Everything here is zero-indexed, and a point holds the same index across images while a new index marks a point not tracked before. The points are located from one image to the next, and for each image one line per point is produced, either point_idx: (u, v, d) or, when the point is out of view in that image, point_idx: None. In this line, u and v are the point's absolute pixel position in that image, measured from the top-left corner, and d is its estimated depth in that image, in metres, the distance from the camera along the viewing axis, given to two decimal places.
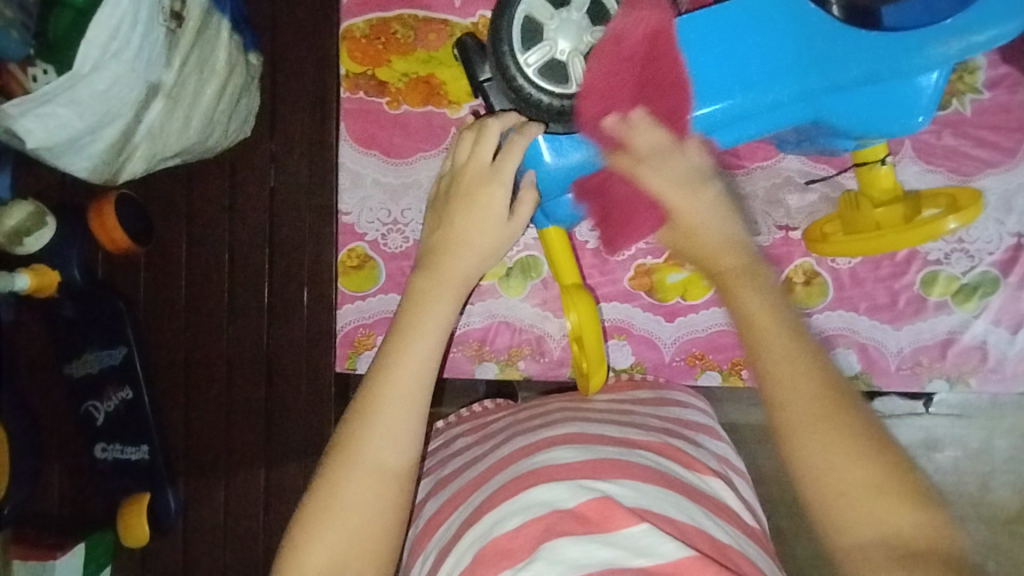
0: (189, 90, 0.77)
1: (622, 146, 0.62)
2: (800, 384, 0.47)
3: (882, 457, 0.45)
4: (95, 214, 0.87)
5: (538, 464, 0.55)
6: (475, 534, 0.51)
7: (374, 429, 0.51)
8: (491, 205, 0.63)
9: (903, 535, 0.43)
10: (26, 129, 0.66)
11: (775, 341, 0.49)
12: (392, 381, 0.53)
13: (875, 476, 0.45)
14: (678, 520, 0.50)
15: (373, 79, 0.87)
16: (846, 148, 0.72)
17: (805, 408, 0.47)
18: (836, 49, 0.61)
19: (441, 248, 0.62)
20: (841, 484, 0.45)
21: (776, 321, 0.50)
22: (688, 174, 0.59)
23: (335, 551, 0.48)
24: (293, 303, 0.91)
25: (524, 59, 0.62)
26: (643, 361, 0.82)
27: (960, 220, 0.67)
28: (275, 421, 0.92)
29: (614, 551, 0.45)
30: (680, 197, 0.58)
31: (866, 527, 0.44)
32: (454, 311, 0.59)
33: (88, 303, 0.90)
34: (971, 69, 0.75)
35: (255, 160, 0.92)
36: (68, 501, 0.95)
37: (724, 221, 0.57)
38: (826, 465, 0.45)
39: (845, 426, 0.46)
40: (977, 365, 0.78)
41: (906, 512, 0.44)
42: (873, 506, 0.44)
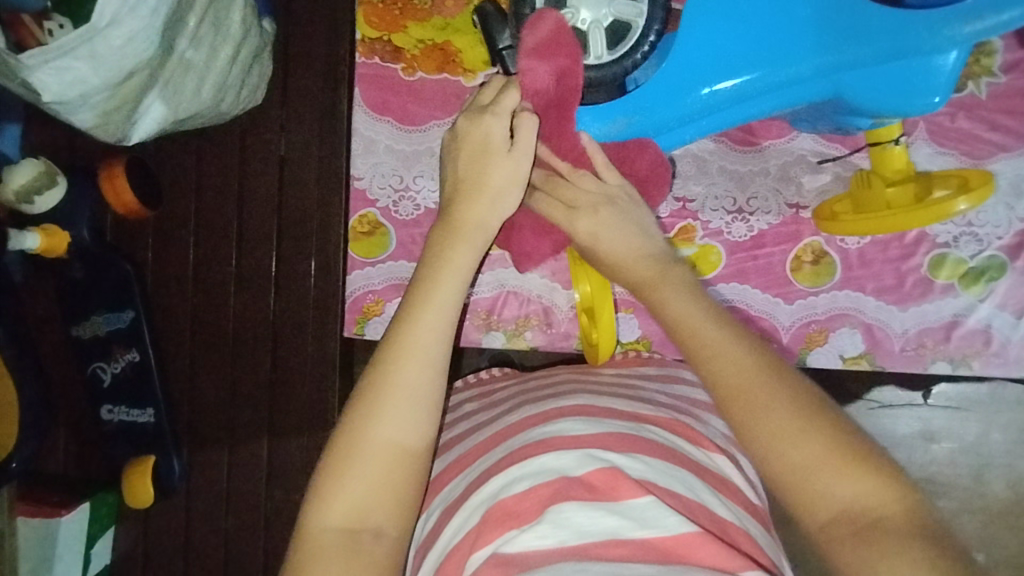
0: (202, 52, 0.77)
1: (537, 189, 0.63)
2: (739, 371, 0.49)
3: (825, 431, 0.45)
4: (106, 177, 0.87)
5: (543, 433, 0.54)
6: (481, 496, 0.52)
7: (395, 384, 0.51)
8: (489, 139, 0.59)
9: (865, 506, 0.43)
10: (41, 82, 0.66)
11: (711, 346, 0.50)
12: (409, 338, 0.53)
13: (824, 454, 0.45)
14: (685, 497, 0.50)
15: (389, 45, 0.87)
16: (860, 127, 0.71)
17: (747, 397, 0.48)
18: (852, 19, 0.61)
19: (456, 204, 0.60)
20: (791, 467, 0.45)
21: (705, 322, 0.52)
22: (594, 196, 0.61)
23: (356, 499, 0.49)
24: (300, 271, 0.92)
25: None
26: (649, 335, 0.83)
27: (971, 201, 0.68)
28: (280, 389, 0.93)
29: (619, 520, 0.46)
30: (580, 222, 0.61)
31: (824, 507, 0.44)
32: (473, 260, 0.58)
33: (97, 264, 0.90)
34: (988, 51, 0.75)
35: (267, 127, 0.91)
36: (74, 461, 0.96)
37: (630, 234, 0.60)
38: (769, 450, 0.46)
39: (789, 407, 0.47)
40: (980, 349, 0.78)
41: (864, 480, 0.44)
42: (833, 480, 0.44)
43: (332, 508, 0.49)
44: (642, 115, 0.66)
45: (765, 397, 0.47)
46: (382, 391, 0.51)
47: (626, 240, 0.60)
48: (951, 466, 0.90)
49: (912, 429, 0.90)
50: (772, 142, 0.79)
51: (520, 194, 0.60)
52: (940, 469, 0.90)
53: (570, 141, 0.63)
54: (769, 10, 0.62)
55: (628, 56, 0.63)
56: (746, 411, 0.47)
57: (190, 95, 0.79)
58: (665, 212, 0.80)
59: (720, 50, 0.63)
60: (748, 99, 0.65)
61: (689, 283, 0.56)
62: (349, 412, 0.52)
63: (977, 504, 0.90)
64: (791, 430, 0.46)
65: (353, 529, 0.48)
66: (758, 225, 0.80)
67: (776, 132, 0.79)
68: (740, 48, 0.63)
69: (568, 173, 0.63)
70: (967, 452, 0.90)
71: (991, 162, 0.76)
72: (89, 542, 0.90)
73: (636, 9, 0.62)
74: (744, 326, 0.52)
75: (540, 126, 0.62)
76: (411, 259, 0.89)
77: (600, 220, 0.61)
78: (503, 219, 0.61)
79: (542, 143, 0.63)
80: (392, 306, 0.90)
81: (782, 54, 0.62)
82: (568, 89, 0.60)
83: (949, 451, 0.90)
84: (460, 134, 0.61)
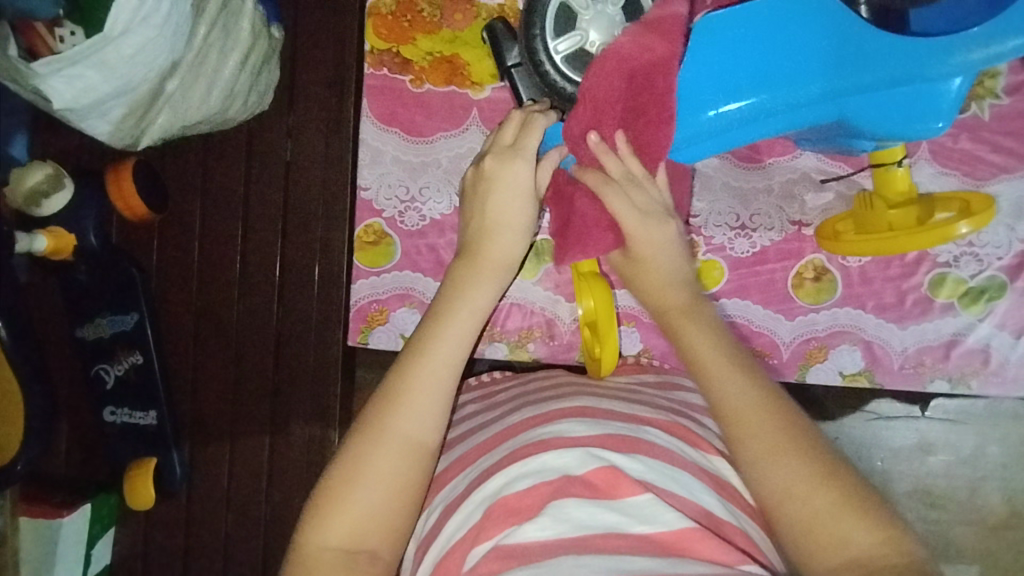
0: (212, 59, 0.77)
1: (598, 164, 0.63)
2: (752, 413, 0.54)
3: (830, 477, 0.49)
4: (113, 181, 0.87)
5: (543, 433, 0.55)
6: (484, 493, 0.52)
7: (407, 407, 0.53)
8: (516, 180, 0.64)
9: (861, 547, 0.46)
10: (52, 89, 0.67)
11: (721, 380, 0.56)
12: (421, 368, 0.54)
13: (828, 496, 0.48)
14: (681, 497, 0.51)
15: (397, 56, 0.88)
16: (864, 150, 0.73)
17: (757, 439, 0.52)
18: (862, 47, 0.60)
19: (479, 241, 0.64)
20: (798, 503, 0.49)
21: (729, 365, 0.57)
22: (652, 204, 0.65)
23: (358, 519, 0.50)
24: (305, 278, 0.92)
25: (555, 46, 0.65)
26: (651, 348, 0.84)
27: (971, 225, 0.68)
28: (281, 395, 0.94)
29: (617, 516, 0.47)
30: (635, 225, 0.64)
31: (829, 545, 0.47)
32: (493, 301, 0.61)
33: (102, 268, 0.90)
34: (992, 73, 0.76)
35: (273, 134, 0.92)
36: (76, 462, 0.96)
37: (674, 258, 0.66)
38: (783, 486, 0.50)
39: (802, 451, 0.51)
40: (979, 368, 0.79)
41: (861, 524, 0.47)
42: (834, 523, 0.47)
43: (332, 528, 0.49)
44: None
45: (786, 440, 0.52)
46: (395, 414, 0.53)
47: (671, 259, 0.66)
48: (948, 482, 0.91)
49: (910, 445, 0.90)
50: (776, 160, 0.80)
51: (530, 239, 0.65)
52: (936, 485, 0.91)
53: (643, 132, 0.63)
54: (773, 31, 0.61)
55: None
56: (764, 449, 0.52)
57: (199, 100, 0.79)
58: None
59: (725, 76, 0.62)
60: (761, 118, 0.64)
61: (713, 324, 0.62)
62: (356, 433, 0.53)
63: (971, 520, 0.91)
64: (801, 467, 0.50)
65: (351, 550, 0.49)
66: (760, 241, 0.80)
67: (780, 151, 0.79)
68: (746, 76, 0.62)
69: (641, 176, 0.64)
70: (963, 467, 0.90)
71: (992, 184, 0.77)
72: (90, 543, 0.91)
73: None
74: (760, 369, 0.58)
75: (606, 107, 0.62)
76: (415, 268, 0.90)
77: (650, 233, 0.65)
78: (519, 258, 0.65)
79: (625, 139, 0.63)
80: (396, 315, 0.91)
81: (788, 79, 0.62)
82: (648, 78, 0.60)
83: (946, 466, 0.90)
84: (487, 174, 0.65)
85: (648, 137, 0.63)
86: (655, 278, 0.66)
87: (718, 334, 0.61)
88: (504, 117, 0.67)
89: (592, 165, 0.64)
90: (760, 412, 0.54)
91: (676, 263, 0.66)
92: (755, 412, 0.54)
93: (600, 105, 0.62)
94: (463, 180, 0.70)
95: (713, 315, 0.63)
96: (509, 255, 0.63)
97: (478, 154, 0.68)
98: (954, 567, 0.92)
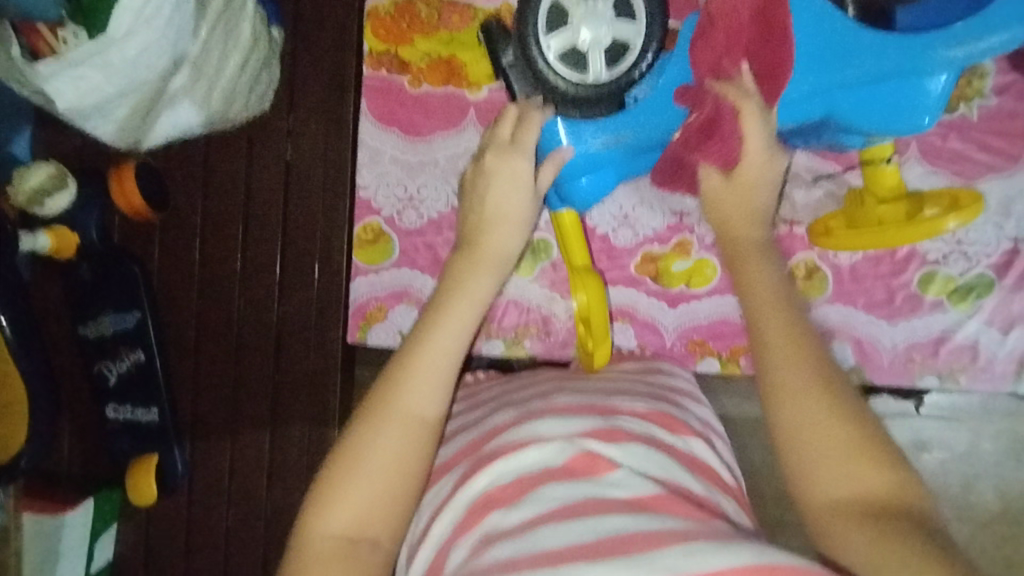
0: (213, 59, 0.78)
1: (727, 79, 0.65)
2: (791, 351, 0.52)
3: (861, 425, 0.48)
4: (115, 180, 0.88)
5: (525, 430, 0.56)
6: (471, 491, 0.53)
7: (406, 394, 0.54)
8: (518, 172, 0.65)
9: (876, 493, 0.46)
10: (56, 90, 0.68)
11: (768, 316, 0.55)
12: (421, 358, 0.56)
13: (855, 442, 0.48)
14: (659, 476, 0.52)
15: (396, 58, 0.89)
16: (853, 145, 0.73)
17: (798, 382, 0.50)
18: (850, 42, 0.63)
19: (480, 230, 0.65)
20: (825, 446, 0.48)
21: (777, 303, 0.56)
22: (771, 133, 0.63)
23: (358, 508, 0.51)
24: (304, 274, 0.94)
25: (546, 43, 0.66)
26: (646, 345, 0.85)
27: (959, 219, 0.71)
28: (281, 390, 0.95)
29: (593, 486, 0.48)
30: (759, 151, 0.63)
31: (844, 488, 0.47)
32: (494, 287, 0.62)
33: (104, 266, 0.91)
34: (981, 74, 0.77)
35: (273, 133, 0.93)
36: (80, 458, 0.98)
37: (757, 195, 0.63)
38: (812, 424, 0.49)
39: (838, 399, 0.50)
40: (967, 364, 0.80)
41: (881, 473, 0.47)
42: (851, 469, 0.47)
43: (332, 518, 0.50)
44: (635, 130, 0.69)
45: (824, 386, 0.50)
46: (393, 404, 0.54)
47: (760, 196, 0.63)
48: (940, 478, 0.92)
49: (903, 441, 0.91)
50: None
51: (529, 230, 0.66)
52: (929, 480, 0.92)
53: (768, 57, 0.64)
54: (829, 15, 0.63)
55: (625, 74, 0.66)
56: (802, 390, 0.50)
57: (200, 101, 0.80)
58: (662, 225, 0.83)
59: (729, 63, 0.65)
60: (808, 101, 0.66)
61: (770, 268, 0.60)
62: (355, 424, 0.54)
63: (963, 515, 0.92)
64: (834, 413, 0.49)
65: (352, 538, 0.50)
66: None
67: None
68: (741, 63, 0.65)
69: (763, 108, 0.63)
70: (955, 463, 0.91)
71: (980, 183, 0.78)
72: (93, 537, 0.92)
73: (634, 30, 0.65)
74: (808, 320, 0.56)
75: (732, 39, 0.65)
76: (413, 267, 0.91)
77: (761, 160, 0.63)
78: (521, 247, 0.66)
79: (750, 69, 0.65)
80: (394, 313, 0.92)
81: (835, 60, 0.63)
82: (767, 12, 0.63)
83: (939, 461, 0.92)
84: (487, 168, 0.66)
85: (778, 56, 0.64)
86: (735, 212, 0.64)
87: (772, 280, 0.58)
88: (499, 113, 0.68)
89: (720, 80, 0.65)
90: (804, 360, 0.52)
91: (762, 198, 0.63)
92: (799, 358, 0.52)
93: (727, 37, 0.65)
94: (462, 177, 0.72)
95: (775, 260, 0.61)
96: (508, 247, 0.64)
97: (476, 150, 0.70)
98: None
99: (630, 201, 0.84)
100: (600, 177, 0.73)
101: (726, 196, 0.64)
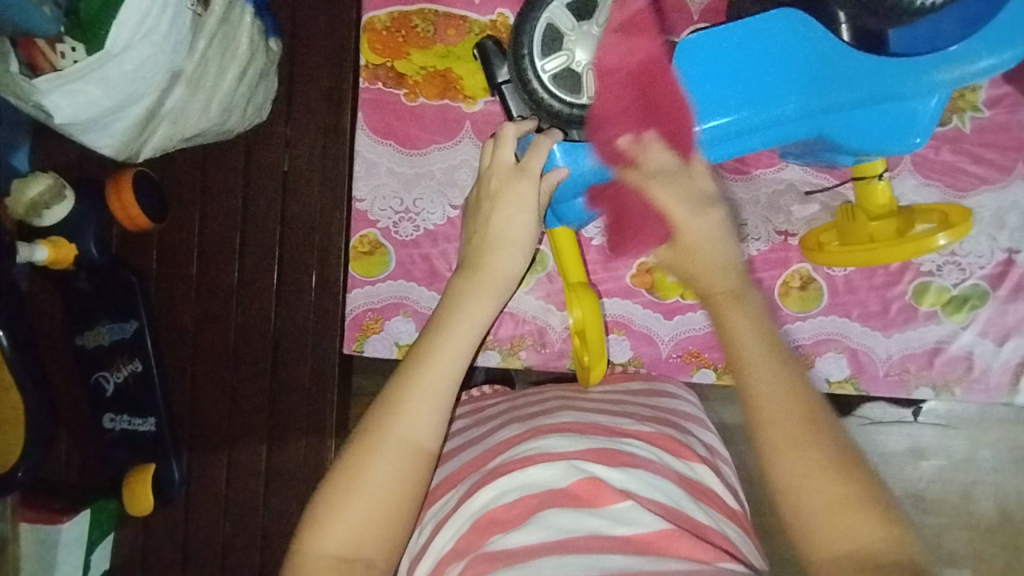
0: (211, 72, 0.78)
1: (631, 162, 0.66)
2: (776, 401, 0.51)
3: (849, 477, 0.48)
4: (113, 191, 0.89)
5: (532, 448, 0.56)
6: (472, 508, 0.53)
7: (404, 415, 0.54)
8: (522, 197, 0.67)
9: (870, 546, 0.45)
10: (54, 104, 0.69)
11: (752, 365, 0.53)
12: (421, 378, 0.56)
13: (843, 495, 0.47)
14: (663, 502, 0.52)
15: (392, 70, 0.89)
16: (845, 162, 0.74)
17: (786, 434, 0.50)
18: (819, 72, 0.63)
19: (482, 253, 0.66)
20: (813, 500, 0.47)
21: (762, 348, 0.54)
22: (694, 193, 0.64)
23: (354, 527, 0.51)
24: (302, 286, 0.94)
25: (542, 66, 0.67)
26: (641, 356, 0.85)
27: (949, 237, 0.69)
28: (279, 401, 0.95)
29: (599, 520, 0.48)
30: (686, 215, 0.63)
31: (838, 540, 0.46)
32: (496, 310, 0.63)
33: (103, 276, 0.92)
34: (973, 87, 0.77)
35: (270, 145, 0.94)
36: (76, 468, 0.97)
37: (709, 239, 0.62)
38: (800, 475, 0.48)
39: (825, 449, 0.49)
40: (962, 374, 0.81)
41: (873, 525, 0.46)
42: (842, 521, 0.46)
43: (329, 537, 0.51)
44: None
45: (812, 436, 0.49)
46: (393, 423, 0.54)
47: (716, 244, 0.62)
48: (937, 487, 0.92)
49: (899, 450, 0.91)
50: (763, 172, 0.81)
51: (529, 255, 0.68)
52: (927, 490, 0.92)
53: (672, 125, 0.65)
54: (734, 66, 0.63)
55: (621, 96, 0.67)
56: (788, 441, 0.49)
57: (198, 113, 0.81)
58: None
59: (720, 88, 0.63)
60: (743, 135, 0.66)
61: (752, 304, 0.58)
62: (354, 442, 0.55)
63: (961, 524, 0.92)
64: (824, 464, 0.48)
65: (347, 558, 0.50)
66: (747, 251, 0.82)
67: (767, 162, 0.81)
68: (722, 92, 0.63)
69: (677, 168, 0.65)
70: (952, 472, 0.92)
71: (974, 195, 0.79)
72: (89, 548, 0.92)
73: None
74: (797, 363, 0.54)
75: (621, 112, 0.66)
76: (410, 278, 0.91)
77: (702, 220, 0.62)
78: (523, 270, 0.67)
79: (655, 135, 0.65)
80: (391, 324, 0.92)
81: (762, 97, 0.63)
82: (653, 79, 0.64)
83: (935, 470, 0.92)
84: (493, 192, 0.68)
85: (679, 124, 0.64)
86: (681, 264, 0.63)
87: (757, 319, 0.57)
88: (497, 133, 0.69)
89: (626, 163, 0.66)
90: (794, 411, 0.50)
91: (719, 245, 0.62)
92: (786, 409, 0.50)
93: (619, 111, 0.66)
94: (469, 197, 0.74)
95: (757, 297, 0.59)
96: (509, 268, 0.65)
97: (479, 172, 0.71)
98: (944, 570, 0.93)
99: None
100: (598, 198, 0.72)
101: (673, 248, 0.64)
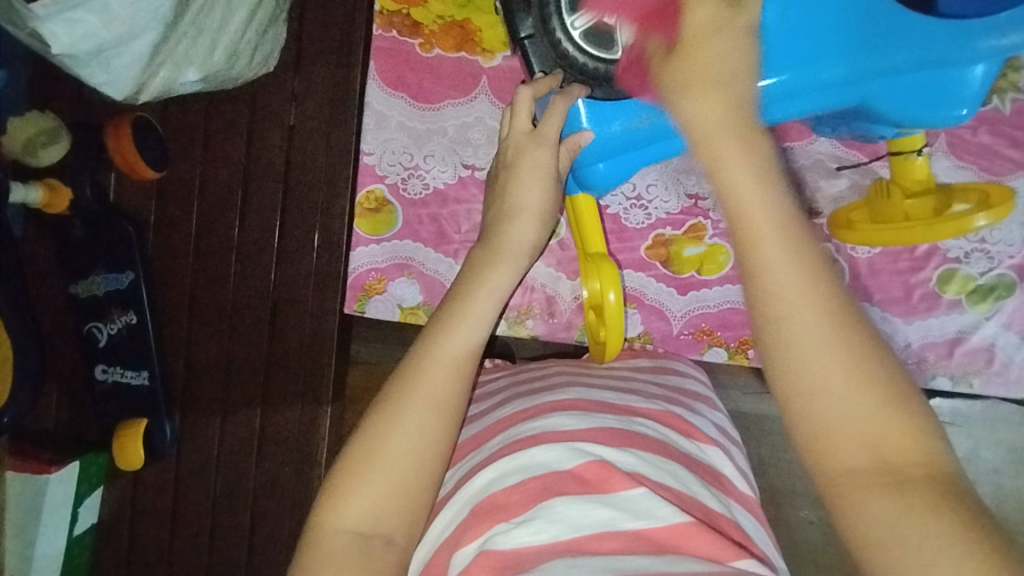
0: (216, 14, 0.75)
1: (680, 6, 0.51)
2: (801, 294, 0.39)
3: (881, 375, 0.39)
4: (111, 136, 0.86)
5: (535, 428, 0.53)
6: (472, 490, 0.51)
7: (423, 384, 0.53)
8: (539, 165, 0.64)
9: (894, 455, 0.37)
10: (50, 33, 0.65)
11: (766, 255, 0.40)
12: (441, 347, 0.54)
13: (875, 403, 0.38)
14: (676, 489, 0.50)
15: (408, 18, 0.86)
16: (884, 136, 0.71)
17: (817, 330, 0.39)
18: (870, 31, 0.59)
19: (499, 223, 0.65)
20: (833, 411, 0.38)
21: (778, 223, 0.41)
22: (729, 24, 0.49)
23: (372, 501, 0.49)
24: (304, 246, 0.91)
25: (570, 23, 0.62)
26: (652, 331, 0.83)
27: (989, 217, 0.68)
28: (275, 359, 0.92)
29: (611, 512, 0.45)
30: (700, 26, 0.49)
31: (853, 447, 0.38)
32: (515, 278, 0.61)
33: (99, 223, 0.89)
34: (1017, 66, 0.74)
35: (277, 96, 0.90)
36: (64, 421, 0.95)
37: (728, 95, 0.46)
38: (823, 380, 0.38)
39: (860, 351, 0.39)
40: (982, 367, 0.78)
41: (904, 434, 0.38)
42: (874, 428, 0.38)
43: (349, 511, 0.49)
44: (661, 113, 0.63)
45: (844, 335, 0.39)
46: (408, 394, 0.52)
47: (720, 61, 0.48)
48: None
49: None
50: (791, 145, 0.78)
51: (547, 224, 0.66)
52: None
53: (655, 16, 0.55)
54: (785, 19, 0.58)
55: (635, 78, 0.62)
56: (811, 332, 0.39)
57: (202, 56, 0.78)
58: (676, 208, 0.81)
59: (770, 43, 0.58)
60: (796, 96, 0.61)
61: (772, 163, 0.44)
62: (371, 415, 0.53)
63: None
64: (849, 366, 0.38)
65: (366, 534, 0.48)
66: None
67: (797, 135, 0.78)
68: None
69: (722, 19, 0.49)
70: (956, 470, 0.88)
71: (1010, 180, 0.76)
72: (77, 501, 0.89)
73: None
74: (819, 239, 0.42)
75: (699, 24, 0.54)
76: (417, 239, 0.88)
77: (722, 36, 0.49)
78: (541, 237, 0.65)
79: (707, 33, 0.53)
80: (394, 285, 0.89)
81: (814, 58, 0.59)
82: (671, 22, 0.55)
83: None
84: (511, 163, 0.66)
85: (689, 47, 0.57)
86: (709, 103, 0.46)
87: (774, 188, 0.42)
88: (513, 98, 0.65)
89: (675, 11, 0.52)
90: (822, 304, 0.39)
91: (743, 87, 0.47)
92: (817, 315, 0.39)
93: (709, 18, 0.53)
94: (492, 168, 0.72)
95: (769, 148, 0.45)
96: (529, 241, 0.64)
97: (498, 143, 0.68)
98: None
99: (644, 181, 0.82)
100: (622, 162, 0.69)
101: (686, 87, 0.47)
